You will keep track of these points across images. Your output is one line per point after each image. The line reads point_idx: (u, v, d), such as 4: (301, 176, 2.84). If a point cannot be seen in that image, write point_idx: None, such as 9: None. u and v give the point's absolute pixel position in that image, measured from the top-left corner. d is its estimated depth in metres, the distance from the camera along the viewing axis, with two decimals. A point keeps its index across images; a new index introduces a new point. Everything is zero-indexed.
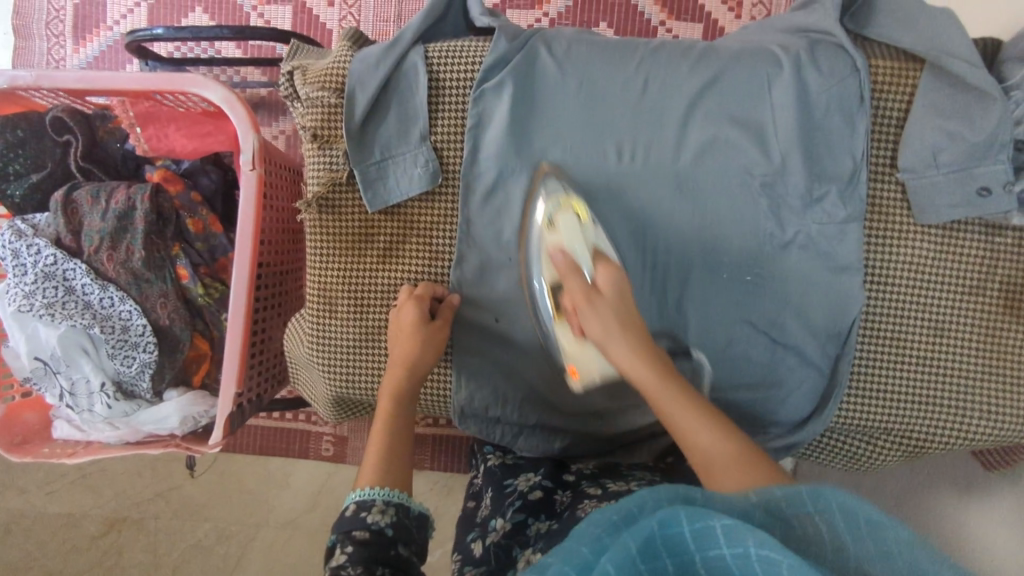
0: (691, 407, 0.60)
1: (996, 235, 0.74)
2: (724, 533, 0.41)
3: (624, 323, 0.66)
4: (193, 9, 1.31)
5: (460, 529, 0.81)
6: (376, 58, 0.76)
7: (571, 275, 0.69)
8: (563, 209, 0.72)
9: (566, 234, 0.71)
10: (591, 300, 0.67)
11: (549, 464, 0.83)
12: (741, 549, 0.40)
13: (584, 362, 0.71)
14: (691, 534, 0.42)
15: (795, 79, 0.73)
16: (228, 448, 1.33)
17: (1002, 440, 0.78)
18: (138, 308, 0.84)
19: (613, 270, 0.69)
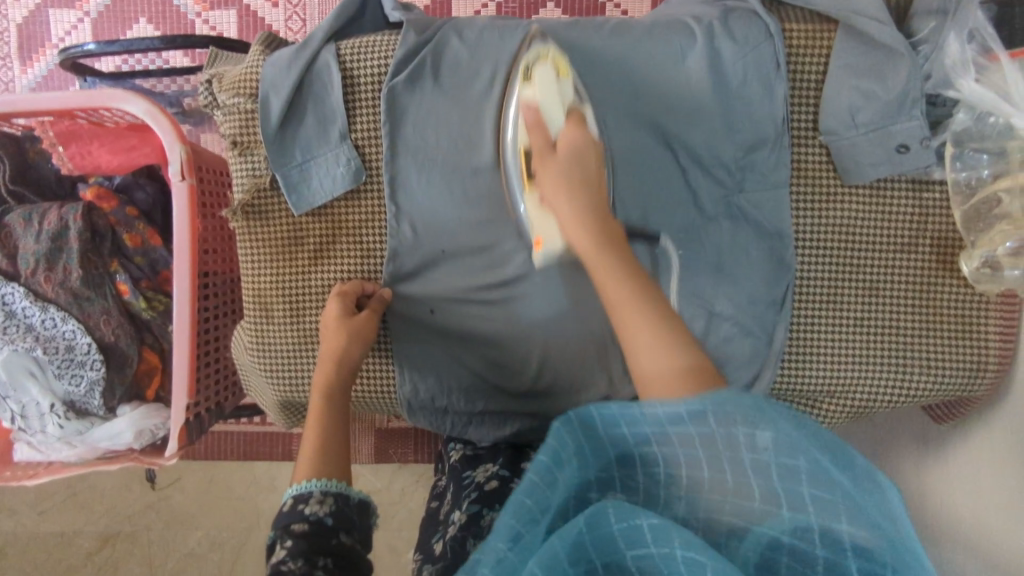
0: (625, 276, 0.59)
1: (923, 190, 0.74)
2: (652, 533, 0.44)
3: (575, 184, 0.63)
4: (136, 20, 1.29)
5: (425, 530, 0.79)
6: (287, 60, 0.76)
7: (536, 126, 0.67)
8: (542, 61, 0.70)
9: (542, 89, 0.68)
10: (547, 158, 0.65)
11: (507, 451, 0.83)
12: (669, 550, 0.43)
13: (547, 231, 0.68)
14: (619, 532, 0.45)
15: (709, 49, 0.73)
16: (211, 454, 1.32)
17: (945, 396, 0.78)
18: (82, 326, 0.85)
19: (579, 130, 0.67)
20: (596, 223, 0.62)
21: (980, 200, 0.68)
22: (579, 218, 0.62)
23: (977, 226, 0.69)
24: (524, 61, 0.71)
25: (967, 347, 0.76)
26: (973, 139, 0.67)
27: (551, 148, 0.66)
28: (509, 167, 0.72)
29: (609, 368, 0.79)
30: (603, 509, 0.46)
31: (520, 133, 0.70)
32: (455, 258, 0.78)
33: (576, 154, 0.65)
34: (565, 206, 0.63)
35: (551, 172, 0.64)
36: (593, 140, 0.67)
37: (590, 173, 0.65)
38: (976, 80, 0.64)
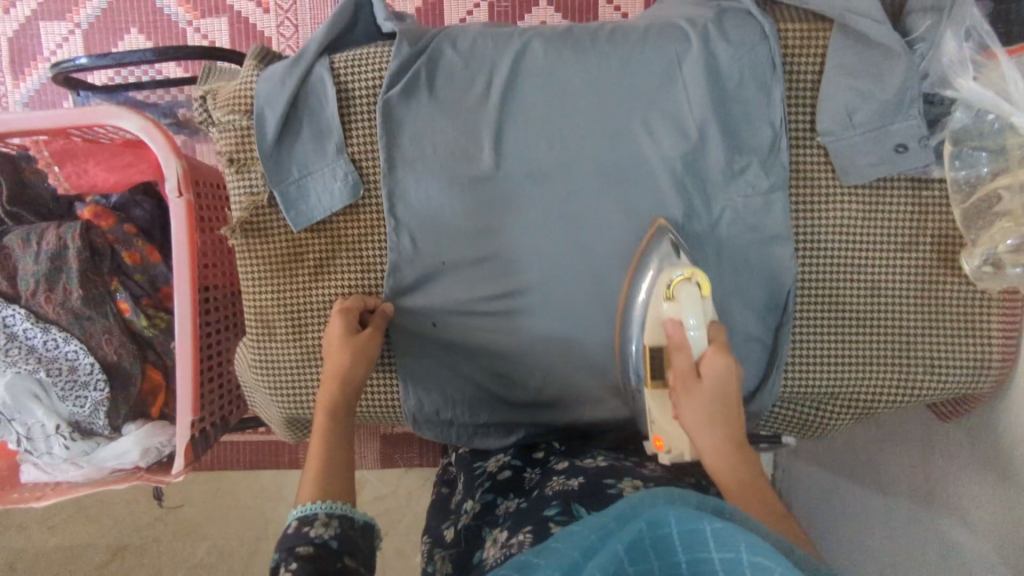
0: (756, 484, 0.59)
1: (922, 189, 0.74)
2: (715, 539, 0.43)
3: (711, 408, 0.61)
4: (127, 31, 1.29)
5: (433, 515, 0.84)
6: (281, 75, 0.76)
7: (675, 348, 0.64)
8: (686, 278, 0.68)
9: (685, 305, 0.66)
10: (688, 389, 0.62)
11: (518, 446, 0.84)
12: (733, 554, 0.42)
13: (671, 435, 0.67)
14: (679, 533, 0.44)
15: (705, 52, 0.73)
16: (217, 464, 1.33)
17: (950, 394, 0.78)
18: (84, 347, 0.85)
19: (722, 357, 0.63)
20: (721, 428, 0.61)
21: (978, 198, 0.68)
22: (715, 433, 0.61)
23: (976, 224, 0.69)
24: (665, 271, 0.69)
25: (970, 345, 0.76)
26: (969, 137, 0.67)
27: (695, 376, 0.63)
28: (634, 360, 0.72)
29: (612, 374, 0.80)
30: (664, 510, 0.45)
31: (655, 332, 0.69)
32: (454, 270, 0.78)
33: (720, 391, 0.62)
34: (703, 435, 0.61)
35: (694, 406, 0.62)
36: (734, 368, 0.63)
37: (727, 400, 0.62)
38: (974, 79, 0.64)
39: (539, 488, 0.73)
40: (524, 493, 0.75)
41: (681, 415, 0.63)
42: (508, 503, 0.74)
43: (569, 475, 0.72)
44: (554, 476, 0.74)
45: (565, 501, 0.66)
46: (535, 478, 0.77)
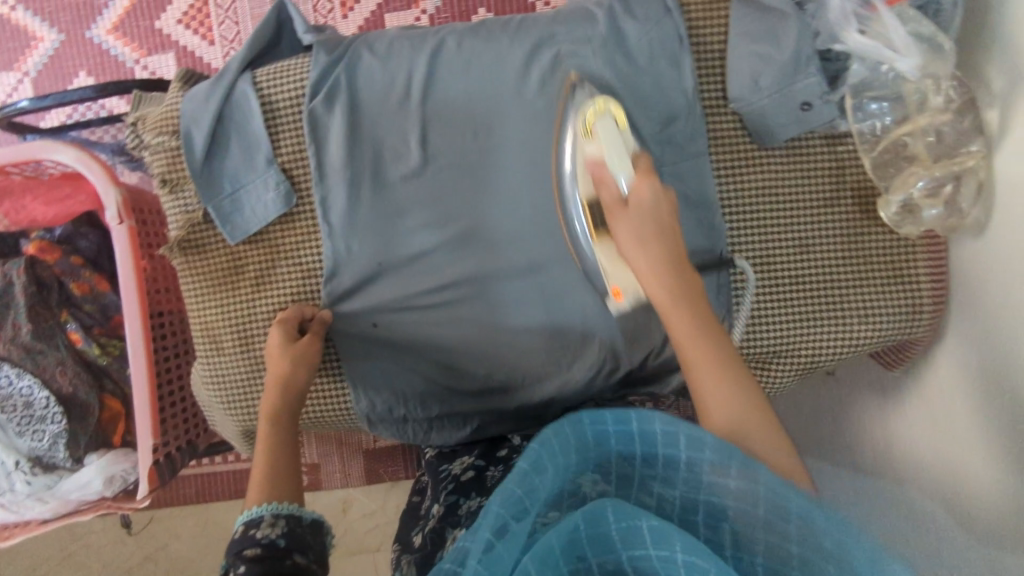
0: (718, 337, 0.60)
1: (836, 144, 0.76)
2: (651, 535, 0.50)
3: (648, 237, 0.63)
4: (76, 74, 1.29)
5: (405, 521, 0.83)
6: (204, 94, 0.78)
7: (603, 184, 0.65)
8: (599, 114, 0.68)
9: (605, 139, 0.66)
10: (618, 216, 0.64)
11: (483, 444, 0.84)
12: (668, 553, 0.50)
13: (627, 283, 0.69)
14: (617, 531, 0.51)
15: (612, 31, 0.75)
16: (206, 497, 1.31)
17: (888, 342, 0.79)
18: (37, 381, 0.85)
19: (649, 182, 0.64)
20: (663, 263, 0.62)
21: (886, 146, 0.72)
22: (654, 266, 0.62)
23: (889, 171, 0.73)
24: (582, 111, 0.69)
25: (901, 291, 0.77)
26: (867, 89, 0.71)
27: (623, 206, 0.64)
28: (571, 204, 0.71)
29: (561, 355, 0.81)
30: (602, 507, 0.51)
31: (585, 178, 0.68)
32: (393, 270, 0.79)
33: (649, 215, 0.63)
34: (641, 259, 0.62)
35: (629, 236, 0.63)
36: (663, 192, 0.64)
37: (660, 226, 0.63)
38: (859, 32, 0.68)
39: None
40: (486, 491, 0.76)
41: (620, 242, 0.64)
42: (471, 502, 0.75)
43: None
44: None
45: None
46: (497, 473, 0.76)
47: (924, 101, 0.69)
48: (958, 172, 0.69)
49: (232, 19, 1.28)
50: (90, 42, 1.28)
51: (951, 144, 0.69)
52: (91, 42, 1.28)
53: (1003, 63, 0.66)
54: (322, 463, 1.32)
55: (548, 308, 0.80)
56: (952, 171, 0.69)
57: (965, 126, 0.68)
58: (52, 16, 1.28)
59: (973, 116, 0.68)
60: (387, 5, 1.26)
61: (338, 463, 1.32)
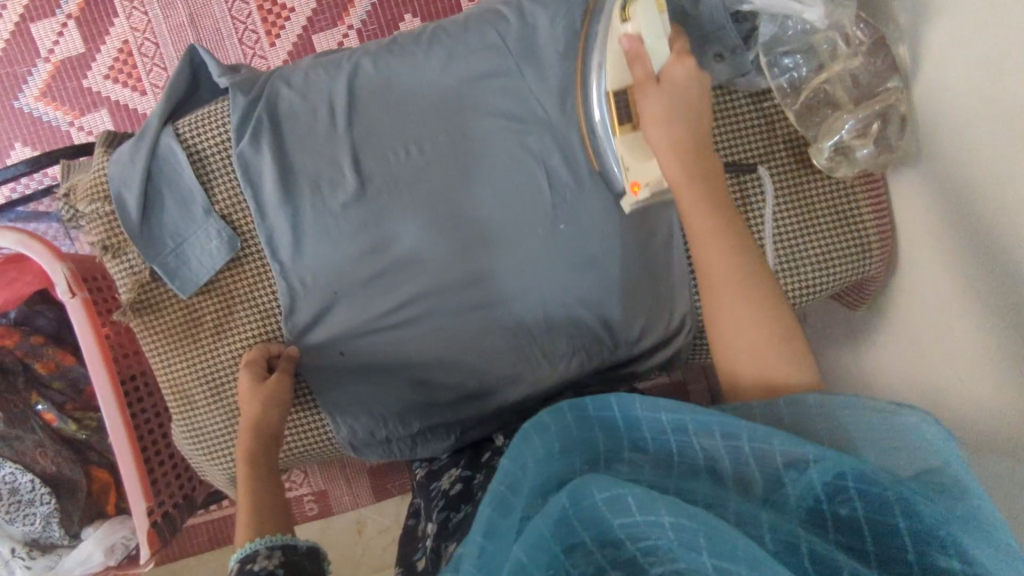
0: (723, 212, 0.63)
1: (761, 100, 0.78)
2: (637, 502, 0.42)
3: (676, 106, 0.65)
4: (12, 147, 1.25)
5: (404, 546, 0.82)
6: (129, 154, 0.78)
7: (637, 60, 0.65)
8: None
9: (644, 22, 0.65)
10: (649, 91, 0.65)
11: (470, 450, 0.85)
12: (655, 517, 0.42)
13: (647, 174, 0.67)
14: (603, 504, 0.43)
15: (524, 29, 0.77)
16: (219, 539, 1.25)
17: (844, 282, 0.80)
18: (18, 466, 0.85)
19: (682, 64, 0.66)
20: (686, 154, 0.64)
21: (808, 96, 0.74)
22: (679, 149, 0.64)
23: (812, 119, 0.75)
24: (614, 7, 0.69)
25: (848, 231, 0.78)
26: (779, 44, 0.73)
27: (654, 80, 0.65)
28: (603, 141, 0.71)
29: (531, 351, 0.82)
30: (585, 484, 0.44)
31: (614, 59, 0.68)
32: (349, 296, 0.79)
33: (681, 93, 0.65)
34: (660, 136, 0.64)
35: (655, 111, 0.64)
36: (694, 71, 0.66)
37: (688, 114, 0.65)
38: None
39: (484, 489, 0.73)
40: (473, 499, 0.75)
41: (642, 103, 0.65)
42: (460, 514, 0.73)
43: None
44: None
45: None
46: (482, 478, 0.77)
47: (835, 48, 0.71)
48: (883, 110, 0.70)
49: (160, 66, 1.25)
50: (21, 112, 1.24)
51: (869, 85, 0.71)
52: (21, 112, 1.25)
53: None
54: (331, 490, 1.32)
55: (509, 307, 0.81)
56: (875, 109, 0.70)
57: (879, 64, 0.70)
58: None
59: (884, 54, 0.70)
60: (313, 26, 1.25)
61: (345, 485, 1.32)
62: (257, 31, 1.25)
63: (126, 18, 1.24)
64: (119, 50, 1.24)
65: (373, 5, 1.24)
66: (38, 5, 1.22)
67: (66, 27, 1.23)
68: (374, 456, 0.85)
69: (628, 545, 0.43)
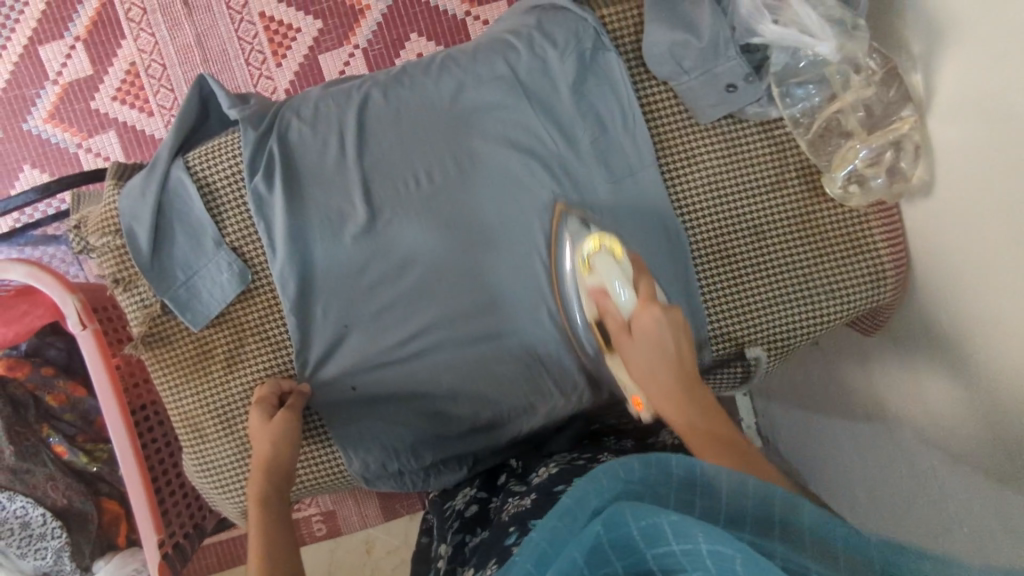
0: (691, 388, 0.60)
1: (772, 129, 0.77)
2: (674, 532, 0.39)
3: (655, 365, 0.61)
4: (21, 169, 1.25)
5: (416, 565, 0.83)
6: (140, 188, 0.78)
7: (605, 311, 0.67)
8: (597, 251, 0.71)
9: (604, 273, 0.68)
10: (625, 343, 0.64)
11: (483, 475, 0.85)
12: (692, 545, 0.38)
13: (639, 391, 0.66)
14: (639, 531, 0.40)
15: (535, 59, 0.77)
16: (228, 562, 1.25)
17: (858, 312, 0.79)
18: (31, 499, 0.85)
19: (652, 308, 0.64)
20: (661, 363, 0.61)
21: (820, 125, 0.74)
22: (646, 356, 0.62)
23: (827, 147, 0.74)
24: (579, 251, 0.72)
25: (861, 261, 0.77)
26: (792, 75, 0.73)
27: (627, 331, 0.64)
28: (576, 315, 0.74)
29: (543, 381, 0.81)
30: (619, 510, 0.40)
31: (592, 309, 0.70)
32: (360, 329, 0.79)
33: (655, 342, 0.62)
34: (653, 385, 0.61)
35: (635, 356, 0.63)
36: (669, 316, 0.64)
37: (668, 353, 0.62)
38: (774, 21, 0.70)
39: (499, 513, 0.73)
40: (488, 523, 0.75)
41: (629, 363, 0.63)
42: (474, 537, 0.74)
43: (525, 494, 0.73)
44: (510, 498, 0.75)
45: (522, 524, 0.65)
46: (497, 502, 0.77)
47: (846, 78, 0.70)
48: (896, 139, 0.69)
49: (168, 87, 1.26)
50: (29, 134, 1.25)
51: (879, 116, 0.70)
52: (29, 134, 1.25)
53: (916, 27, 0.67)
54: (340, 510, 1.31)
55: (521, 337, 0.80)
56: (889, 140, 0.69)
57: (891, 96, 0.69)
58: None
59: (898, 84, 0.69)
60: (319, 46, 1.25)
61: (354, 505, 1.31)
62: (263, 52, 1.25)
63: (134, 40, 1.24)
64: (127, 72, 1.24)
65: (379, 25, 1.24)
66: (46, 28, 1.22)
67: (74, 50, 1.23)
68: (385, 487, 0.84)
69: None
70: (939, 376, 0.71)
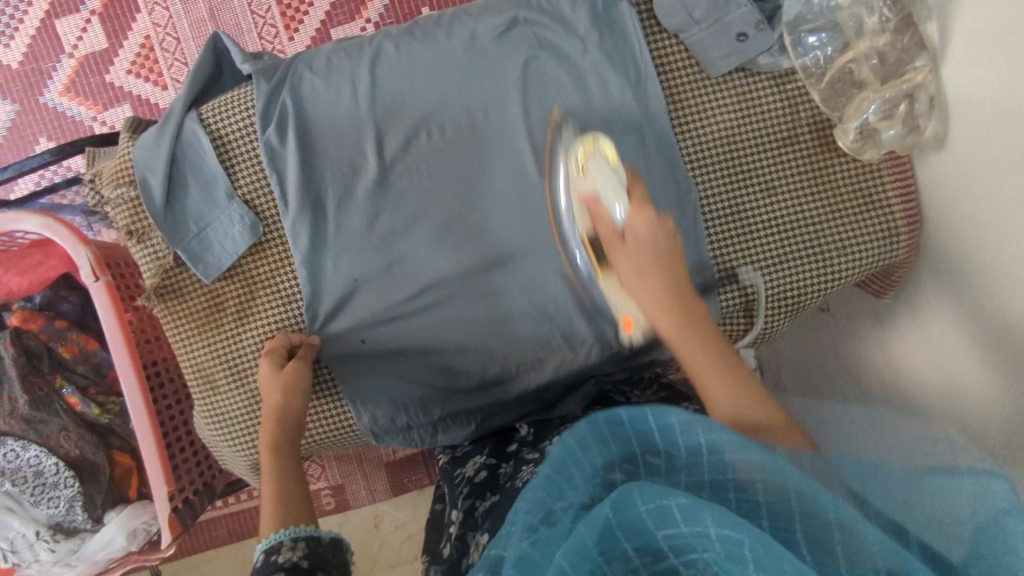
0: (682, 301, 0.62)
1: (786, 82, 0.77)
2: (682, 513, 0.42)
3: (648, 262, 0.63)
4: (37, 142, 1.27)
5: (429, 530, 0.83)
6: (154, 140, 0.79)
7: (597, 218, 0.65)
8: (591, 154, 0.68)
9: (599, 179, 0.65)
10: (618, 251, 0.64)
11: (494, 439, 0.85)
12: (702, 529, 0.41)
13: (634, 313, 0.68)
14: (649, 514, 0.43)
15: (547, 11, 0.77)
16: (239, 533, 1.26)
17: (871, 270, 0.79)
18: (43, 449, 0.87)
19: (643, 215, 0.64)
20: (652, 267, 0.63)
21: (834, 76, 0.72)
22: (638, 267, 0.63)
23: (839, 101, 0.73)
24: (573, 154, 0.70)
25: (874, 216, 0.77)
26: (805, 23, 0.72)
27: (620, 239, 0.64)
28: (570, 234, 0.72)
29: (552, 337, 0.82)
30: (629, 493, 0.44)
31: (582, 212, 0.68)
32: (370, 283, 0.79)
33: (649, 246, 0.63)
34: (642, 290, 0.63)
35: (629, 266, 0.63)
36: (660, 221, 0.64)
37: (659, 254, 0.63)
38: None
39: (512, 479, 0.73)
40: (500, 489, 0.75)
41: (616, 258, 0.64)
42: (487, 503, 0.74)
43: (538, 462, 0.73)
44: (523, 465, 0.75)
45: None
46: (508, 469, 0.77)
47: (860, 25, 0.69)
48: (910, 90, 0.68)
49: (181, 61, 1.26)
50: (45, 108, 1.26)
51: (895, 63, 0.69)
52: (46, 107, 1.26)
53: None
54: (348, 484, 1.32)
55: (530, 292, 0.80)
56: (902, 90, 0.68)
57: (905, 44, 0.68)
58: (3, 88, 1.26)
59: (911, 33, 0.68)
60: (331, 20, 1.25)
61: (362, 479, 1.31)
62: (276, 25, 1.26)
63: (148, 14, 1.25)
64: (141, 46, 1.25)
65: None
66: (61, 1, 1.24)
67: (89, 23, 1.24)
68: (392, 442, 0.84)
69: (670, 556, 0.43)
70: (956, 333, 0.70)
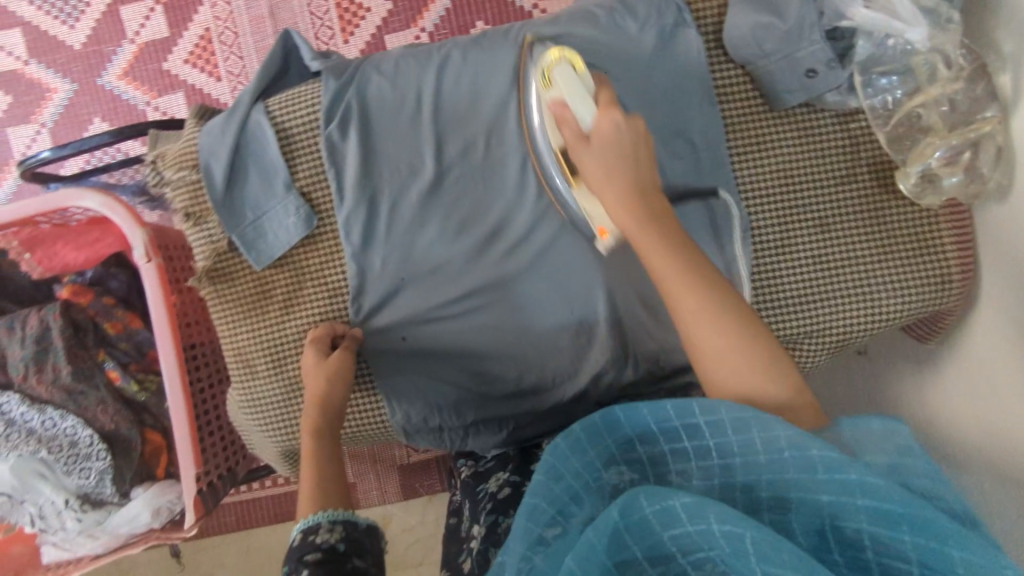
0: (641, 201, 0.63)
1: (850, 121, 0.77)
2: (687, 513, 0.44)
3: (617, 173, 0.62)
4: (90, 121, 1.30)
5: (445, 544, 0.82)
6: (220, 127, 0.81)
7: (564, 126, 0.66)
8: (557, 63, 0.69)
9: (565, 87, 0.66)
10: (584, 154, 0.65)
11: (517, 458, 0.85)
12: (706, 526, 0.43)
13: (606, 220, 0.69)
14: (654, 515, 0.44)
15: (615, 31, 0.78)
16: (246, 521, 1.26)
17: (919, 314, 0.78)
18: (81, 421, 0.89)
19: (610, 116, 0.64)
20: (624, 183, 0.63)
21: (900, 118, 0.73)
22: (608, 175, 0.63)
23: (904, 143, 0.73)
24: (541, 67, 0.71)
25: (928, 261, 0.76)
26: (875, 64, 0.72)
27: (585, 141, 0.65)
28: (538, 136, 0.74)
29: (591, 353, 0.82)
30: (635, 495, 0.45)
31: (552, 123, 0.70)
32: (416, 283, 0.80)
33: (613, 145, 0.63)
34: (607, 189, 0.64)
35: (595, 168, 0.64)
36: (625, 121, 0.64)
37: (627, 158, 0.63)
38: (867, 6, 0.69)
39: None
40: None
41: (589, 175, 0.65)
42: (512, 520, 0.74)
43: None
44: None
45: None
46: None
47: (934, 72, 0.70)
48: (975, 140, 0.69)
49: (237, 54, 1.29)
50: (102, 89, 1.30)
51: (966, 111, 0.69)
52: (102, 89, 1.30)
53: (1010, 25, 0.66)
54: (360, 483, 1.32)
55: (574, 306, 0.80)
56: (969, 138, 0.68)
57: (978, 92, 0.69)
58: (64, 67, 1.30)
59: (985, 82, 0.69)
60: (387, 26, 1.28)
61: (374, 479, 1.31)
62: (333, 27, 1.28)
63: (210, 7, 1.28)
64: (200, 37, 1.29)
65: (447, 10, 1.27)
66: None
67: (153, 11, 1.29)
68: (421, 441, 0.85)
69: (678, 558, 0.44)
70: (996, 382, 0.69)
